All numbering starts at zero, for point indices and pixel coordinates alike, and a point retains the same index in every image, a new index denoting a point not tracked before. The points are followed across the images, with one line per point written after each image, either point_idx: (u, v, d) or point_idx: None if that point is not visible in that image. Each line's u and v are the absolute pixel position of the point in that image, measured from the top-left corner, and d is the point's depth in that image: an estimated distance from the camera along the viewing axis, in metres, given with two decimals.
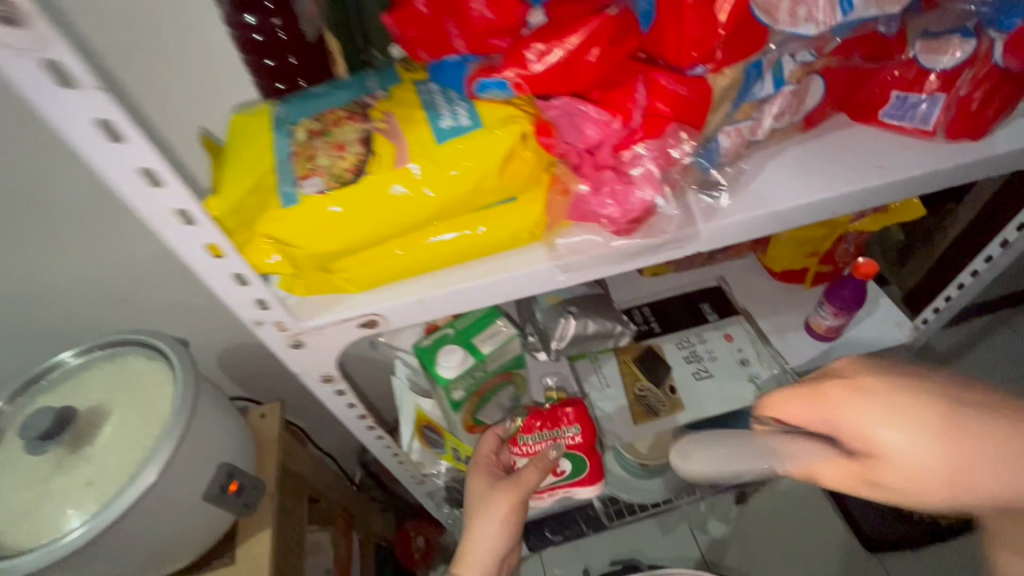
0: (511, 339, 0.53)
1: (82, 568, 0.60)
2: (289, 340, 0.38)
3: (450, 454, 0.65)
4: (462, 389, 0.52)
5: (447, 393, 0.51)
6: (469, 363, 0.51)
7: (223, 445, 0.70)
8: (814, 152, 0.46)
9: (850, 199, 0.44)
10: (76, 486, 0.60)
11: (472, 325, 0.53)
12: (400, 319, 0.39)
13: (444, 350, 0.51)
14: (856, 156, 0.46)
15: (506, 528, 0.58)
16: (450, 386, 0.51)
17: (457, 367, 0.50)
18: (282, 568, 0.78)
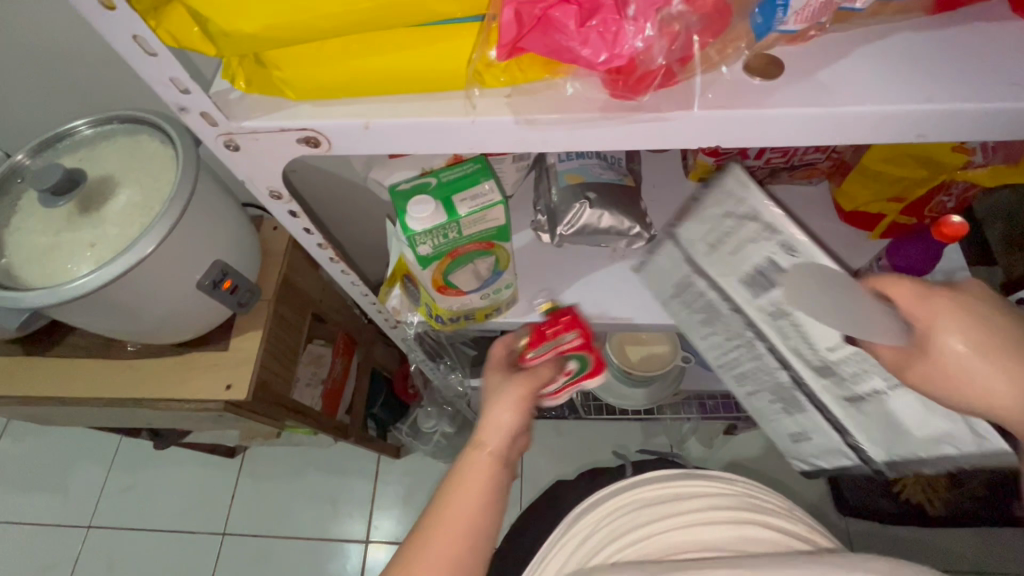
0: (494, 206, 0.47)
1: (84, 317, 0.67)
2: (222, 139, 0.34)
3: (423, 309, 0.62)
4: (428, 245, 0.48)
5: (412, 245, 0.47)
6: (440, 220, 0.46)
7: (220, 243, 0.72)
8: (907, 52, 0.34)
9: (933, 121, 0.33)
10: (81, 244, 0.64)
11: (456, 181, 0.48)
12: (342, 144, 0.35)
13: (416, 198, 0.46)
14: (971, 70, 0.33)
15: (522, 411, 0.55)
16: (416, 239, 0.47)
17: (427, 220, 0.46)
18: (272, 365, 0.86)
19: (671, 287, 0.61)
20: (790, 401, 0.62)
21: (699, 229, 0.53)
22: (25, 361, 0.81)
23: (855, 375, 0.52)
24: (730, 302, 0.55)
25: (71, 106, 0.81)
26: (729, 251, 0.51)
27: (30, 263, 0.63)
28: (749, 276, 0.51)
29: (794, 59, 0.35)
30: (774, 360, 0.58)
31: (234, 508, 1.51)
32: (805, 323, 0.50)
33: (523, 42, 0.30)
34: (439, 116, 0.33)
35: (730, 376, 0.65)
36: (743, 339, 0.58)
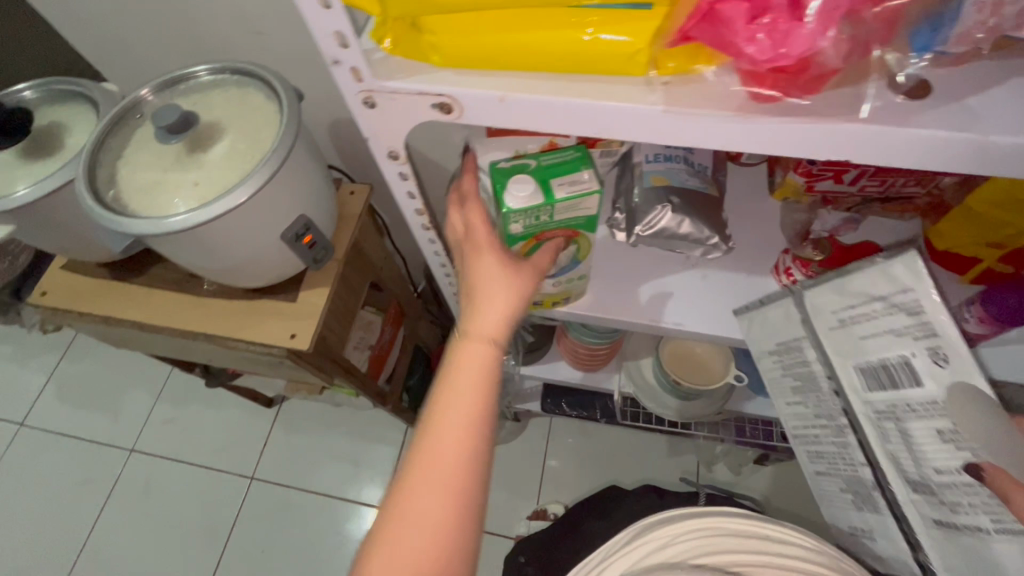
0: (590, 195, 0.48)
1: (175, 250, 0.71)
2: (362, 95, 0.36)
3: None
4: (520, 224, 0.49)
5: (506, 222, 0.49)
6: (537, 201, 0.47)
7: (307, 199, 0.76)
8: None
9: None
10: (186, 182, 0.68)
11: (557, 166, 0.49)
12: (475, 115, 0.36)
13: (515, 177, 0.47)
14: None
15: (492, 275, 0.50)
16: (511, 216, 0.48)
17: (524, 199, 0.47)
18: (332, 324, 0.89)
19: (772, 342, 0.59)
20: (866, 503, 0.53)
21: (838, 302, 0.50)
22: (112, 284, 0.87)
23: (959, 504, 0.43)
24: (834, 382, 0.52)
25: (188, 52, 0.86)
26: (858, 336, 0.48)
27: (136, 193, 0.68)
28: (871, 366, 0.48)
29: (941, 82, 0.34)
30: (859, 456, 0.52)
31: (266, 455, 1.57)
32: (919, 428, 0.44)
33: (691, 29, 0.30)
34: (579, 99, 0.34)
35: (805, 457, 0.60)
36: (833, 427, 0.54)
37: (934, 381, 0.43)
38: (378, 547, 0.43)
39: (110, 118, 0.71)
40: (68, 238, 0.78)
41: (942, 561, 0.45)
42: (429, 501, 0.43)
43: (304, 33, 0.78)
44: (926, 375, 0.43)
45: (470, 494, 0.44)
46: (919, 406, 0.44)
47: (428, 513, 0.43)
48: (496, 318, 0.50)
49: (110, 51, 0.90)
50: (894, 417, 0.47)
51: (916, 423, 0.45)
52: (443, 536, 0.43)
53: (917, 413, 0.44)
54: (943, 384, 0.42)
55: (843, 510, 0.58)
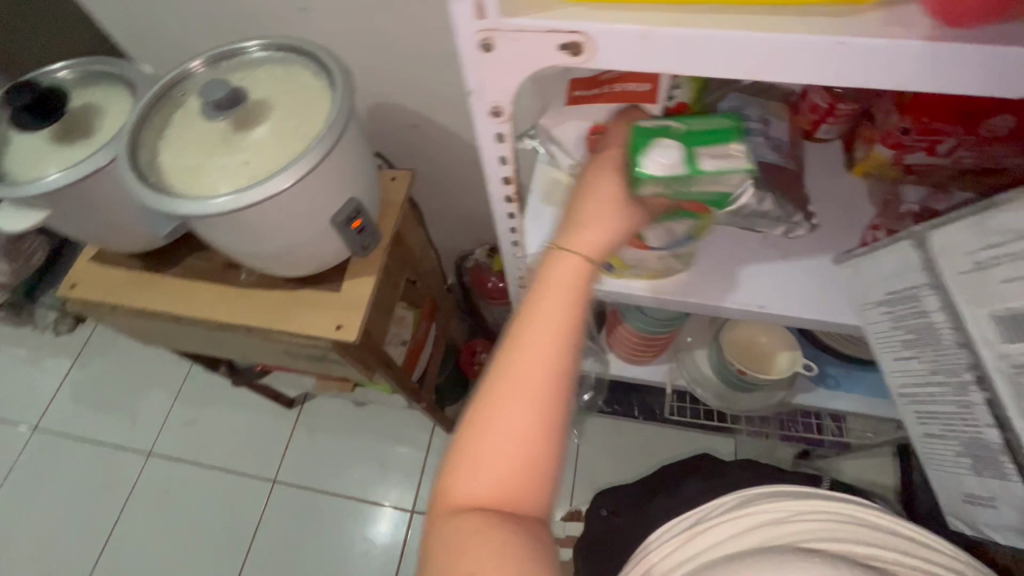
0: (736, 171, 0.43)
1: (221, 234, 0.67)
2: (479, 37, 0.32)
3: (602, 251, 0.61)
4: (651, 194, 0.44)
5: (636, 190, 0.44)
6: (679, 170, 0.42)
7: (358, 181, 0.72)
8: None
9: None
10: (235, 161, 0.65)
11: (703, 134, 0.44)
12: (608, 55, 0.32)
13: (662, 140, 0.42)
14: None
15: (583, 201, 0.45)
16: (644, 185, 0.43)
17: (665, 166, 0.42)
18: (375, 318, 0.85)
19: (883, 290, 0.53)
20: (987, 466, 0.45)
21: (976, 243, 0.42)
22: (145, 275, 0.83)
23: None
24: (959, 333, 0.44)
25: (226, 32, 0.83)
26: (995, 281, 0.40)
27: (182, 173, 0.64)
28: (1010, 315, 0.39)
29: None
30: (983, 414, 0.43)
31: (288, 458, 1.53)
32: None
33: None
34: (738, 30, 0.30)
35: (911, 415, 0.52)
36: (954, 387, 0.46)
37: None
38: (465, 450, 0.40)
39: (152, 96, 0.67)
40: (104, 224, 0.74)
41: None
42: (519, 412, 0.40)
43: (349, 8, 0.75)
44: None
45: (560, 408, 0.41)
46: None
47: (514, 421, 0.40)
48: (605, 226, 0.44)
49: (145, 34, 0.87)
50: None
51: None
52: (529, 449, 0.40)
53: None
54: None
55: (957, 473, 0.49)
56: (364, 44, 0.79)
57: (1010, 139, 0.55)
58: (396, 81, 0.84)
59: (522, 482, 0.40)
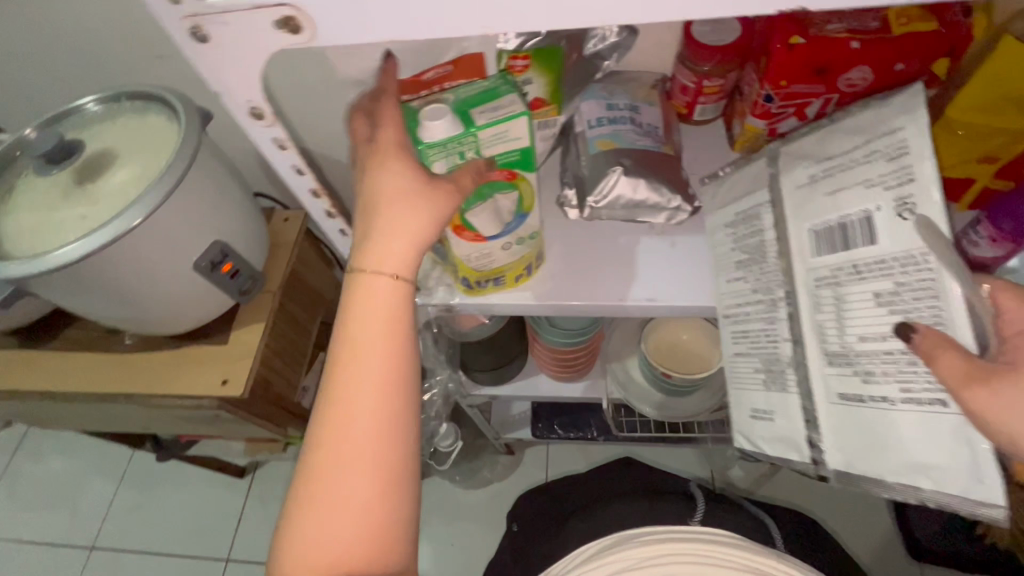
0: (517, 118, 0.43)
1: (70, 295, 0.61)
2: (187, 25, 0.29)
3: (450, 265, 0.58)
4: (443, 162, 0.45)
5: (427, 162, 0.44)
6: (456, 133, 0.43)
7: (225, 223, 0.67)
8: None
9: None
10: (74, 215, 0.59)
11: (475, 95, 0.44)
12: (332, 26, 0.29)
13: (430, 107, 0.43)
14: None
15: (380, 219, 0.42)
16: (429, 154, 0.44)
17: (439, 132, 0.42)
18: (274, 367, 0.79)
19: (731, 215, 0.54)
20: (773, 377, 0.48)
21: (817, 164, 0.46)
22: (17, 354, 0.76)
23: (870, 370, 0.40)
24: (785, 254, 0.47)
25: (87, 88, 0.79)
26: (823, 193, 0.44)
27: (15, 235, 0.59)
28: (827, 228, 0.43)
29: None
30: (786, 329, 0.47)
31: (244, 533, 1.42)
32: (859, 291, 0.41)
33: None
34: None
35: (728, 334, 0.53)
36: (767, 301, 0.49)
37: (891, 236, 0.39)
38: (303, 519, 0.40)
39: None
40: None
41: (834, 442, 0.43)
42: (351, 477, 0.40)
43: None
44: (885, 234, 0.39)
45: (389, 459, 0.41)
46: (866, 266, 0.40)
47: (343, 481, 0.40)
48: (399, 249, 0.42)
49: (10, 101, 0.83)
50: (835, 284, 0.42)
51: (856, 288, 0.41)
52: (367, 518, 0.40)
53: (859, 276, 0.41)
54: (899, 243, 0.38)
55: (750, 386, 0.51)
56: None
57: (872, 91, 0.53)
58: None
59: (362, 540, 0.40)
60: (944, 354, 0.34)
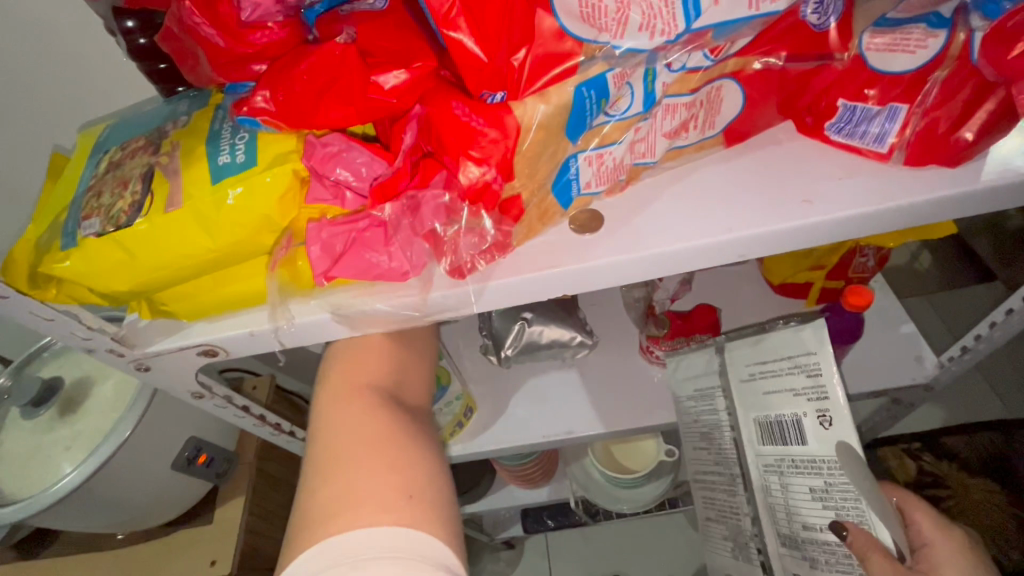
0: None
1: (65, 518, 0.68)
2: (133, 364, 0.38)
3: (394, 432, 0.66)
4: None
5: None
6: None
7: (194, 421, 0.75)
8: (741, 174, 0.34)
9: (766, 237, 0.32)
10: (58, 448, 0.67)
11: None
12: (233, 349, 0.37)
13: None
14: (803, 180, 0.33)
15: None
16: None
17: None
18: (262, 532, 0.85)
19: (690, 388, 0.50)
20: (742, 549, 0.46)
21: (752, 356, 0.43)
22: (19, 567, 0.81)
23: (816, 560, 0.39)
24: (736, 436, 0.45)
25: None
26: (761, 392, 0.42)
27: (10, 477, 0.66)
28: (766, 421, 0.41)
29: (617, 207, 0.35)
30: (747, 507, 0.45)
31: None
32: (798, 484, 0.40)
33: (333, 271, 0.29)
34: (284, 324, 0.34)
35: (698, 499, 0.51)
36: (728, 476, 0.47)
37: (820, 443, 0.38)
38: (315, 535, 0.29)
39: None
40: None
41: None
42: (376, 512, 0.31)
43: None
44: (813, 436, 0.38)
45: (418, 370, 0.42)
46: (805, 463, 0.39)
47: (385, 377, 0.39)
48: None
49: None
50: (780, 474, 0.41)
51: (797, 480, 0.40)
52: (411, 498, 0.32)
53: (797, 469, 0.40)
54: (826, 449, 0.37)
55: (718, 547, 0.50)
56: None
57: None
58: None
59: (411, 414, 0.38)
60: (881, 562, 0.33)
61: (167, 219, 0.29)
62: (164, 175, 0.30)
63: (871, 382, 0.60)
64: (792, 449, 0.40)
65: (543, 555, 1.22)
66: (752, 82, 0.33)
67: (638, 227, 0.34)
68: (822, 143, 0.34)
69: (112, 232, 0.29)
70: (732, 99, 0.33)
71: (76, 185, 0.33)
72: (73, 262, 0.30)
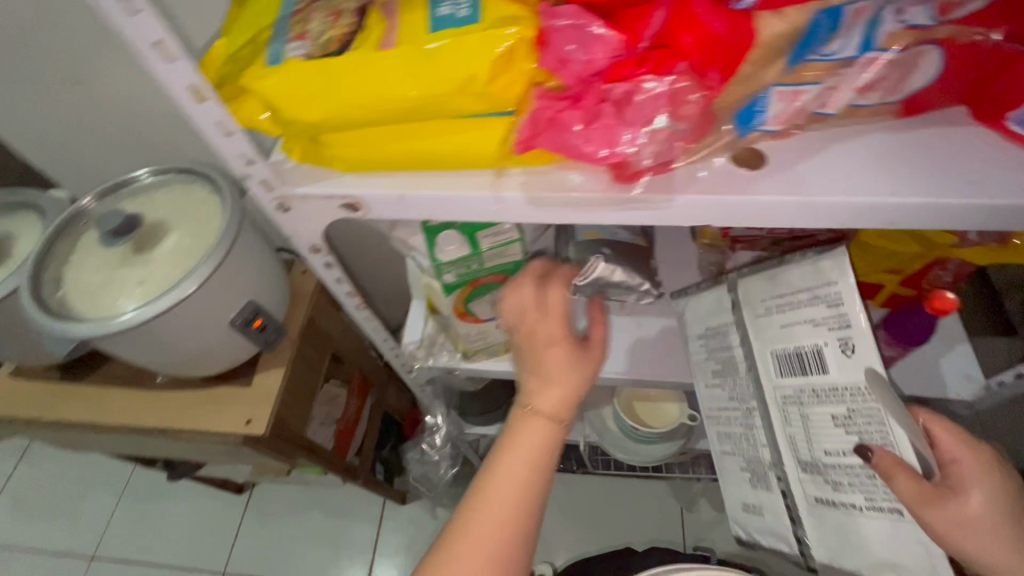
0: (512, 243, 0.53)
1: (127, 347, 0.71)
2: (275, 201, 0.39)
3: (457, 341, 0.66)
4: (453, 274, 0.55)
5: (439, 273, 0.54)
6: (464, 253, 0.53)
7: (257, 286, 0.77)
8: (908, 145, 0.36)
9: (926, 209, 0.33)
10: (132, 282, 0.69)
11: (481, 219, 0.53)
12: (376, 208, 0.39)
13: (446, 232, 0.52)
14: (973, 165, 0.34)
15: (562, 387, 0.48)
16: (442, 267, 0.54)
17: (451, 253, 0.53)
18: (290, 406, 0.89)
19: (702, 326, 0.52)
20: (760, 480, 0.46)
21: (768, 291, 0.45)
22: (63, 388, 0.86)
23: (838, 483, 0.39)
24: (751, 372, 0.46)
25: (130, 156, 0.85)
26: (778, 324, 0.43)
27: (85, 297, 0.68)
28: (785, 353, 0.42)
29: (781, 152, 0.36)
30: (763, 438, 0.45)
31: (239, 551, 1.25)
32: (820, 413, 0.40)
33: (534, 141, 0.31)
34: (451, 190, 0.36)
35: (711, 435, 0.52)
36: (742, 409, 0.48)
37: (842, 370, 0.39)
38: None
39: (56, 228, 0.71)
40: (19, 346, 0.77)
41: (817, 540, 0.41)
42: None
43: None
44: (835, 364, 0.39)
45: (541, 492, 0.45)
46: (826, 389, 0.40)
47: (506, 500, 0.44)
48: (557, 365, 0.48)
49: None
50: (799, 404, 0.42)
51: (818, 408, 0.40)
52: None
53: (818, 399, 0.40)
54: (849, 374, 0.38)
55: (735, 483, 0.49)
56: None
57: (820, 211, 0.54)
58: None
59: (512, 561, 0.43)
60: (906, 480, 0.34)
61: (379, 57, 0.30)
62: (380, 18, 0.31)
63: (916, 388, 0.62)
64: (823, 379, 0.40)
65: None
66: (960, 57, 0.33)
67: (800, 171, 0.35)
68: (997, 133, 0.35)
69: (323, 57, 0.30)
70: (930, 66, 0.33)
71: (278, 8, 0.33)
72: (274, 79, 0.31)
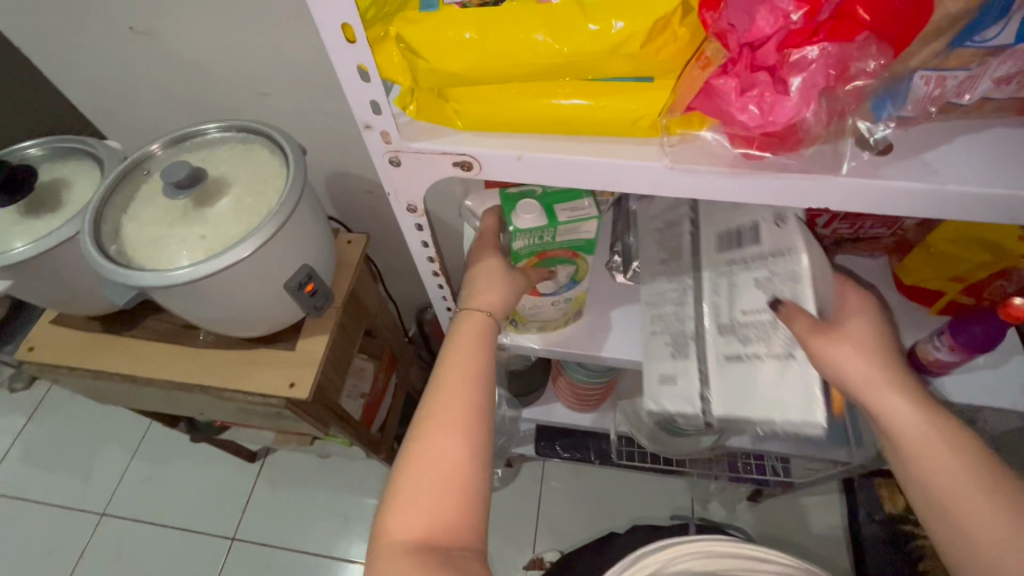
0: (589, 220, 0.48)
1: (179, 301, 0.70)
2: (389, 154, 0.39)
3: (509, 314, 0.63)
4: (523, 243, 0.50)
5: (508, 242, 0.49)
6: (540, 224, 0.48)
7: (312, 250, 0.77)
8: None
9: None
10: (192, 235, 0.69)
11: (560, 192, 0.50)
12: (491, 169, 0.38)
13: (525, 201, 0.48)
14: None
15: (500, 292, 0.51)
16: (514, 237, 0.49)
17: (527, 221, 0.48)
18: (328, 373, 0.89)
19: (658, 222, 0.55)
20: (678, 348, 0.45)
21: None
22: (104, 339, 0.86)
23: (747, 337, 0.40)
24: (694, 254, 0.48)
25: (187, 112, 0.84)
26: (731, 209, 0.47)
27: (144, 248, 0.68)
28: (727, 232, 0.45)
29: (906, 140, 0.36)
30: (691, 310, 0.46)
31: (250, 517, 1.24)
32: (746, 277, 0.42)
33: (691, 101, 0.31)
34: (579, 154, 0.36)
35: (644, 319, 0.51)
36: (679, 289, 0.48)
37: (774, 238, 0.41)
38: None
39: (118, 174, 0.72)
40: (68, 292, 0.76)
41: (717, 394, 0.41)
42: None
43: (302, 97, 0.78)
44: (768, 235, 0.42)
45: (485, 396, 0.45)
46: (756, 254, 0.42)
47: (459, 400, 0.44)
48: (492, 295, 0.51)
49: (110, 115, 0.87)
50: (730, 272, 0.43)
51: (745, 272, 0.42)
52: None
53: (747, 265, 0.42)
54: (782, 238, 0.41)
55: (654, 358, 0.48)
56: (320, 123, 0.82)
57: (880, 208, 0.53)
58: (354, 158, 0.88)
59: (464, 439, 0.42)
60: (801, 317, 0.37)
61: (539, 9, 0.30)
62: None
63: (973, 397, 0.62)
64: (756, 245, 0.42)
65: (536, 480, 1.24)
66: None
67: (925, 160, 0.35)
68: None
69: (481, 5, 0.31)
70: None
71: None
72: (426, 24, 0.31)
